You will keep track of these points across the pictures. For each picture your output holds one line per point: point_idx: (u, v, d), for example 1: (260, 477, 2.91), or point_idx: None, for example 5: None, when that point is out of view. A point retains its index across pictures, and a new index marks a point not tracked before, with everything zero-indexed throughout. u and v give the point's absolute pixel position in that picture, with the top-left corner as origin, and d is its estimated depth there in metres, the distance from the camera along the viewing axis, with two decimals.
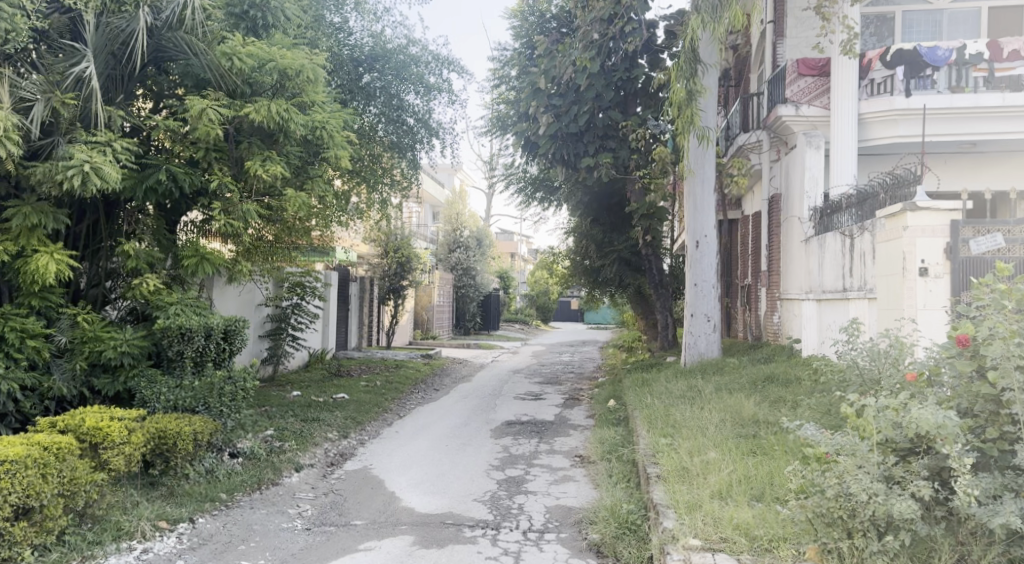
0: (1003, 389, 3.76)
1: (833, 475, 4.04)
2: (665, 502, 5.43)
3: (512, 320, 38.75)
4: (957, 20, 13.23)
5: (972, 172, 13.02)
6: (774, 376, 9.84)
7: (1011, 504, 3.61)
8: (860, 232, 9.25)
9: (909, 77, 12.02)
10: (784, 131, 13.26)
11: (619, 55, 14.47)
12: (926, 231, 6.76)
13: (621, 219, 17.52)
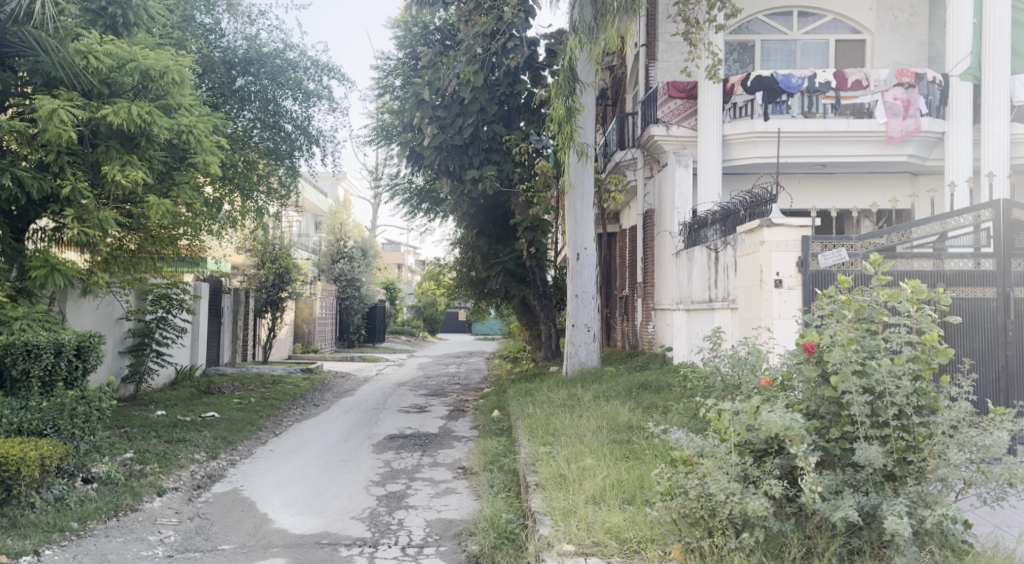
0: (843, 391, 4.07)
1: (695, 477, 4.25)
2: (541, 510, 5.50)
3: (398, 332, 38.32)
4: (808, 50, 14.30)
5: (822, 192, 14.10)
6: (648, 383, 10.22)
7: (850, 498, 3.91)
8: (724, 245, 9.79)
9: (767, 101, 12.84)
10: (656, 149, 13.89)
11: (502, 70, 14.71)
12: (780, 245, 7.25)
13: (505, 231, 17.72)
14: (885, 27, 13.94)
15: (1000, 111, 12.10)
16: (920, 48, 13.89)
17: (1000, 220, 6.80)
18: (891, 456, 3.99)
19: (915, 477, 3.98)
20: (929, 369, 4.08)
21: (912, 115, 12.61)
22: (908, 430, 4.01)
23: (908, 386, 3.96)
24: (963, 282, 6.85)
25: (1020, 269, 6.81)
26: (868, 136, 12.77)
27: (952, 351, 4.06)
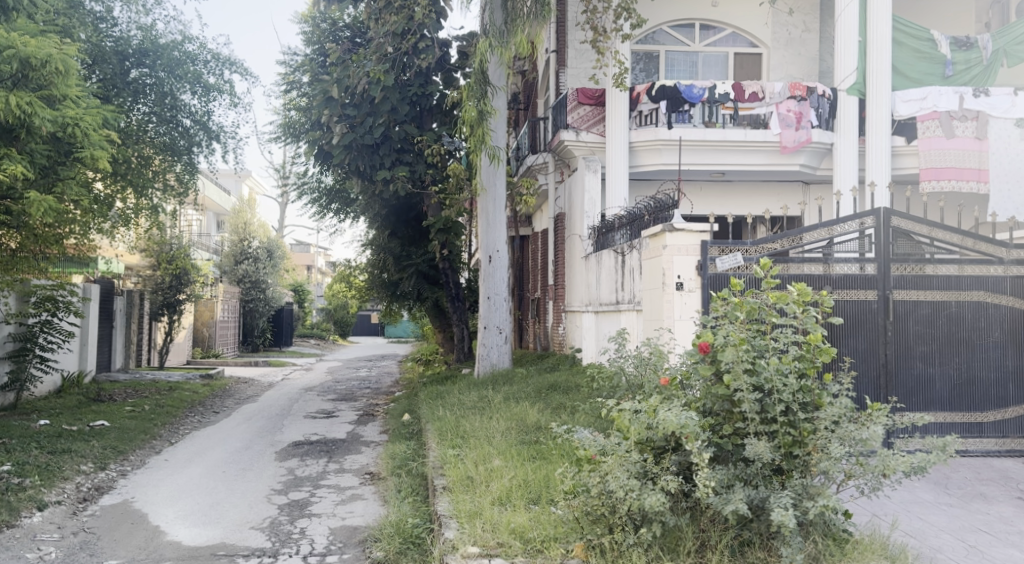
0: (734, 389, 4.23)
1: (597, 476, 4.32)
2: (447, 513, 5.46)
3: (306, 336, 37.37)
4: (709, 62, 14.81)
5: (723, 198, 14.66)
6: (558, 384, 10.35)
7: (740, 492, 4.07)
8: (630, 249, 10.03)
9: (670, 111, 13.27)
10: (566, 154, 14.09)
11: (413, 71, 14.62)
12: (681, 249, 7.45)
13: (417, 233, 17.56)
14: (779, 42, 14.63)
15: (883, 124, 12.85)
16: (811, 63, 14.67)
17: (881, 227, 7.23)
18: (779, 451, 4.17)
19: (800, 470, 4.18)
20: (814, 367, 4.30)
21: (804, 126, 13.25)
22: (794, 425, 4.21)
23: (793, 384, 4.15)
24: (848, 285, 7.25)
25: (899, 272, 7.26)
26: (764, 145, 13.36)
27: (834, 350, 4.29)
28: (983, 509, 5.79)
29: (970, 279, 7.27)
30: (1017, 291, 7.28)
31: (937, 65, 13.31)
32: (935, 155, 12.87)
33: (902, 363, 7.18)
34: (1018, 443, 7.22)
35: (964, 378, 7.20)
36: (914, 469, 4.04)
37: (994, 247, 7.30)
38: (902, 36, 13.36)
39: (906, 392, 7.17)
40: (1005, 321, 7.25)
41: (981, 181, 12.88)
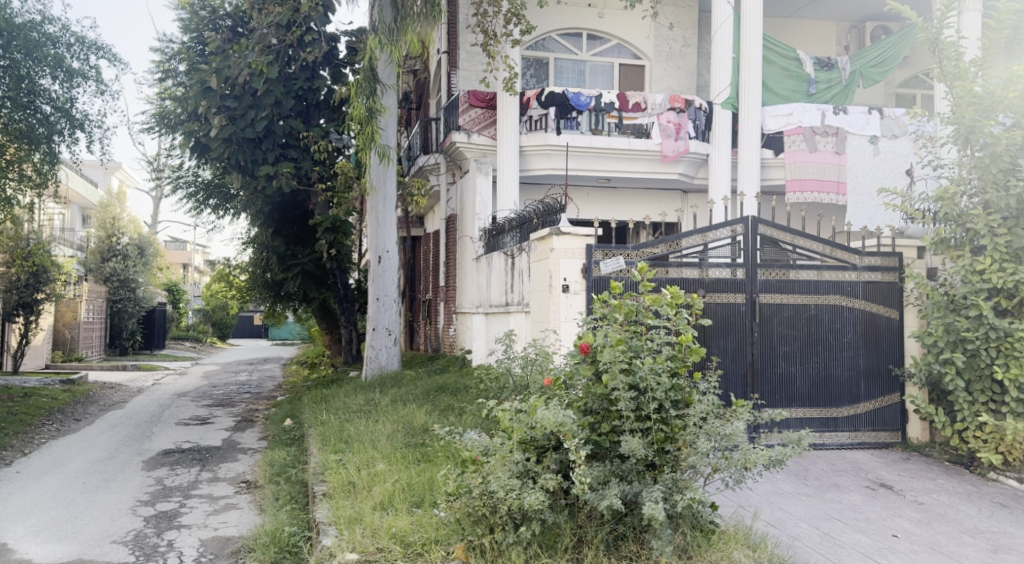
0: (611, 388, 4.35)
1: (478, 476, 4.32)
2: (326, 520, 5.31)
3: (182, 338, 35.51)
4: (596, 71, 15.18)
5: (609, 203, 15.06)
6: (446, 385, 10.32)
7: (615, 487, 4.19)
8: (519, 251, 10.14)
9: (559, 117, 13.51)
10: (457, 156, 14.11)
11: (298, 64, 14.22)
12: (567, 253, 7.55)
13: (303, 232, 17.05)
14: (661, 55, 15.20)
15: (754, 137, 13.61)
16: (690, 77, 15.33)
17: (749, 235, 7.64)
18: (652, 447, 4.32)
19: (671, 465, 4.35)
20: (685, 366, 4.49)
21: (683, 137, 13.86)
22: (666, 422, 4.38)
23: (666, 382, 4.32)
24: (720, 289, 7.60)
25: (765, 277, 7.69)
26: (646, 154, 13.83)
27: (703, 350, 4.49)
28: (837, 498, 6.23)
29: (828, 283, 7.79)
30: (870, 295, 7.84)
31: (803, 83, 14.20)
32: (799, 168, 13.74)
33: (767, 362, 7.62)
34: (869, 436, 7.80)
35: (821, 376, 7.71)
36: (772, 461, 4.30)
37: (849, 254, 7.84)
38: (772, 55, 14.16)
39: (770, 390, 7.62)
40: (858, 323, 7.81)
41: (839, 193, 13.86)
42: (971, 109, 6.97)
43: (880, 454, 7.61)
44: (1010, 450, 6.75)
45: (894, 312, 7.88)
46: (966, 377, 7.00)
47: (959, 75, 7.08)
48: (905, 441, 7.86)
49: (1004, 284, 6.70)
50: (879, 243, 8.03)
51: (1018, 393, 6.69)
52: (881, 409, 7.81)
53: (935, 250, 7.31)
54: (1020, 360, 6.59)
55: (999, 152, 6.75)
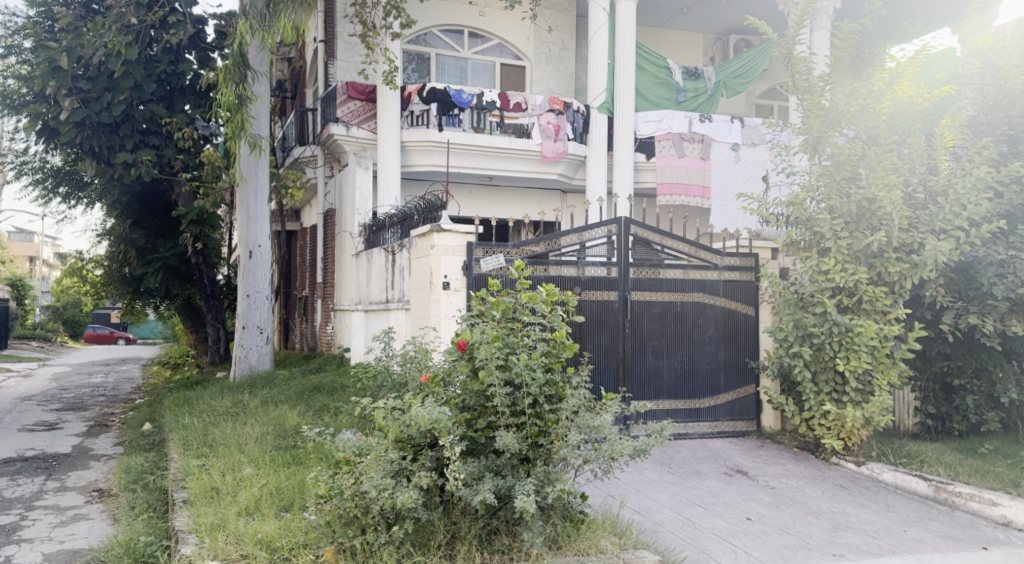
0: (487, 384, 4.37)
1: (350, 477, 4.22)
2: (186, 527, 5.04)
3: (29, 338, 32.79)
4: (478, 70, 15.24)
5: (489, 201, 15.16)
6: (321, 385, 10.07)
7: (489, 482, 4.22)
8: (400, 248, 10.02)
9: (440, 113, 13.46)
10: (336, 149, 13.80)
11: (161, 46, 13.44)
12: (448, 250, 7.46)
13: (167, 224, 16.11)
14: (540, 57, 15.45)
15: (628, 141, 14.07)
16: (568, 79, 15.68)
17: (622, 235, 7.91)
18: (526, 442, 4.38)
19: (544, 458, 4.43)
20: (559, 361, 4.57)
21: (562, 139, 14.15)
22: (540, 416, 4.44)
23: (541, 378, 4.39)
24: (594, 286, 7.82)
25: (636, 275, 7.98)
26: (526, 153, 14.02)
27: (576, 346, 4.60)
28: (697, 485, 6.57)
29: (692, 282, 8.17)
30: (729, 293, 8.31)
31: (672, 91, 14.85)
32: (668, 171, 14.36)
33: (637, 357, 7.92)
34: (728, 425, 8.26)
35: (686, 369, 8.09)
36: (637, 451, 4.48)
37: (711, 254, 8.26)
38: (644, 62, 14.72)
39: (639, 384, 7.92)
40: (720, 319, 8.26)
41: (704, 197, 14.60)
42: (818, 120, 7.52)
43: (737, 442, 8.10)
44: (850, 436, 7.35)
45: (751, 309, 8.38)
46: (812, 369, 7.54)
47: (809, 88, 7.61)
48: (759, 429, 8.39)
49: (846, 283, 7.28)
50: (739, 245, 8.52)
51: (857, 384, 7.30)
52: (738, 400, 8.30)
53: (787, 251, 7.84)
54: (858, 353, 7.19)
55: (842, 161, 7.32)
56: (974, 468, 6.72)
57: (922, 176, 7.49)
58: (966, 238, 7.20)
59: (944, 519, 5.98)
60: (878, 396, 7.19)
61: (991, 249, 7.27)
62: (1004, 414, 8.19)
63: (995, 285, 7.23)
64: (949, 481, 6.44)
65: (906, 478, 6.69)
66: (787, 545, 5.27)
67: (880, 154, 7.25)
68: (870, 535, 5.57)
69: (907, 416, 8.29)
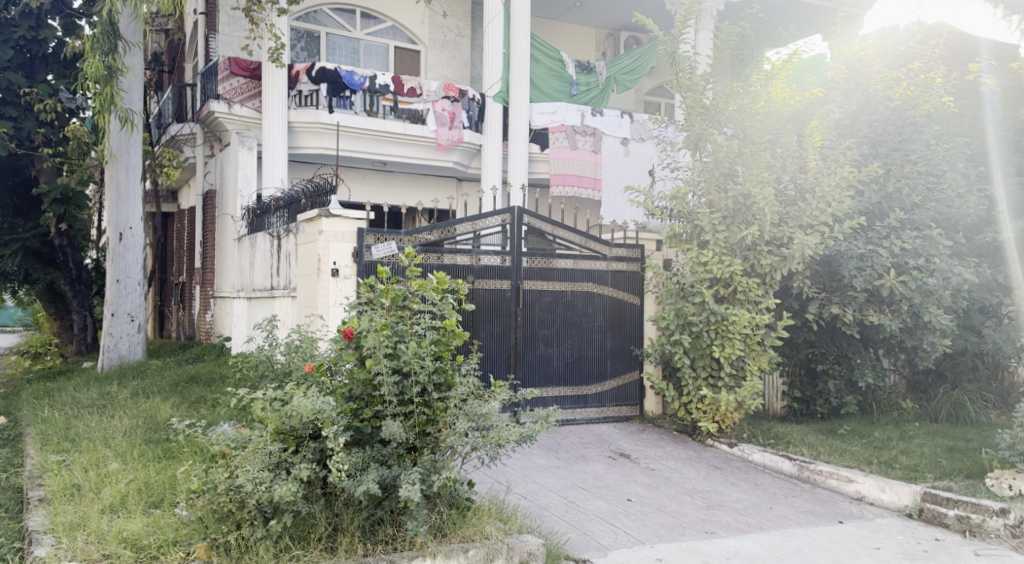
0: (375, 373, 4.29)
1: (225, 471, 4.05)
2: (41, 527, 4.69)
3: None
4: (370, 52, 14.93)
5: (380, 188, 14.86)
6: (198, 375, 9.63)
7: (373, 473, 4.15)
8: (285, 233, 9.68)
9: (330, 94, 13.09)
10: (217, 128, 13.21)
11: (18, 10, 12.52)
12: (337, 235, 7.23)
13: (28, 202, 14.92)
14: (435, 42, 15.29)
15: (522, 131, 14.15)
16: (462, 66, 15.60)
17: (515, 224, 7.96)
18: (413, 430, 4.35)
19: (431, 447, 4.40)
20: (449, 349, 4.57)
21: (456, 126, 14.08)
22: (428, 405, 4.42)
23: (429, 366, 4.35)
24: (486, 275, 7.83)
25: (528, 264, 8.05)
26: (419, 139, 13.86)
27: (466, 334, 4.59)
28: (582, 469, 6.73)
29: (582, 271, 8.33)
30: (616, 283, 8.53)
31: (565, 83, 15.03)
32: (561, 163, 14.55)
33: (528, 345, 8.00)
34: (613, 410, 8.50)
35: (574, 356, 8.26)
36: (523, 437, 4.54)
37: (600, 245, 8.45)
38: (539, 54, 14.84)
39: (528, 371, 8.01)
40: (608, 308, 8.46)
41: (595, 189, 14.88)
42: (699, 118, 7.82)
43: (621, 427, 8.35)
44: (723, 420, 7.77)
45: (636, 298, 8.64)
46: (691, 355, 7.87)
47: (691, 87, 7.89)
48: (642, 414, 8.68)
49: (722, 274, 7.62)
50: (626, 236, 8.75)
51: (731, 369, 7.68)
52: (623, 386, 8.55)
53: (669, 243, 8.12)
54: (732, 341, 7.57)
55: (721, 158, 7.65)
56: (834, 448, 7.20)
57: (793, 174, 7.92)
58: (830, 233, 7.68)
59: (805, 496, 6.38)
60: (750, 381, 7.60)
61: (852, 244, 7.76)
62: (862, 397, 8.82)
63: (854, 277, 7.76)
64: (811, 460, 6.88)
65: (773, 458, 7.09)
66: (663, 525, 5.50)
67: (755, 152, 7.63)
68: (739, 513, 5.88)
69: (776, 400, 8.80)
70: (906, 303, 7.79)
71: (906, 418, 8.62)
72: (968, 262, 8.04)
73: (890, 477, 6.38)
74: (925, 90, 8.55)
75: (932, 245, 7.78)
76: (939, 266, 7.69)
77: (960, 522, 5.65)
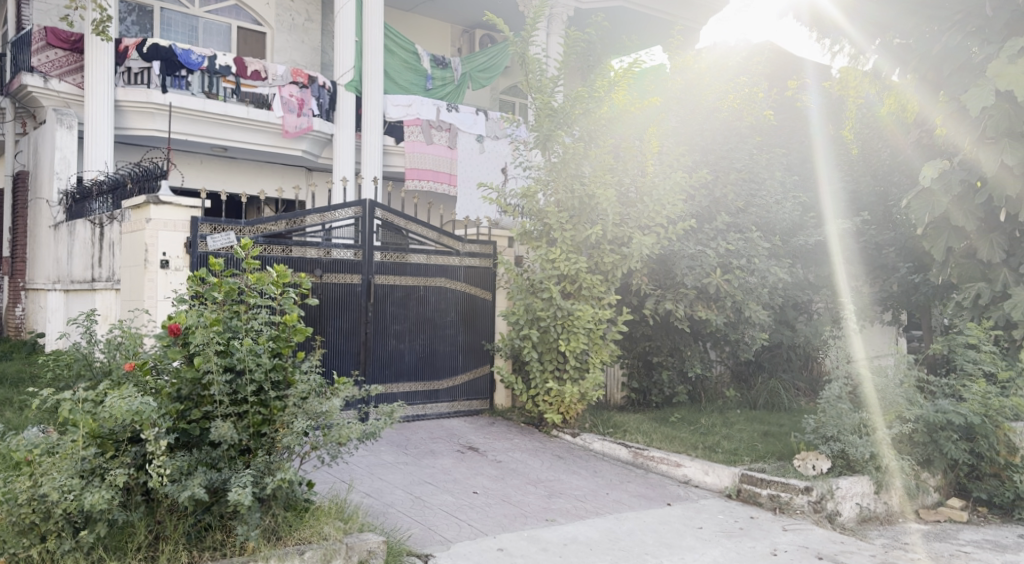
0: (204, 371, 4.06)
1: (27, 479, 3.70)
2: None
3: None
4: (211, 30, 14.15)
5: (221, 176, 14.12)
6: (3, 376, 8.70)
7: (200, 476, 3.94)
8: (109, 221, 8.94)
9: (164, 73, 12.27)
10: (31, 103, 12.05)
11: None
12: (167, 224, 6.78)
13: None
14: (282, 26, 14.71)
15: (376, 122, 13.92)
16: (312, 52, 15.11)
17: (367, 217, 7.83)
18: (247, 431, 4.16)
19: (266, 448, 4.22)
20: (289, 346, 4.40)
21: (305, 113, 13.56)
22: (265, 404, 4.24)
23: (266, 364, 4.18)
24: (335, 269, 7.64)
25: (379, 259, 7.94)
26: (264, 126, 13.28)
27: (308, 330, 4.45)
28: (430, 463, 6.73)
29: (434, 267, 8.30)
30: (469, 278, 8.59)
31: (420, 77, 14.93)
32: (417, 157, 14.48)
33: (378, 341, 7.89)
34: (464, 404, 8.55)
35: (426, 352, 8.23)
36: (366, 435, 4.44)
37: (453, 241, 8.48)
38: (393, 45, 14.64)
39: (377, 367, 7.89)
40: (459, 304, 8.50)
41: (451, 184, 14.92)
42: (547, 119, 8.01)
43: (470, 421, 8.42)
44: (568, 411, 8.04)
45: (487, 293, 8.73)
46: (539, 349, 8.05)
47: (540, 88, 8.10)
48: (492, 408, 8.81)
49: (569, 271, 7.85)
50: (478, 232, 8.81)
51: (575, 362, 7.96)
52: (474, 380, 8.63)
53: (520, 241, 8.27)
54: (577, 335, 7.84)
55: (568, 159, 7.93)
56: (664, 435, 7.65)
57: (634, 176, 8.32)
58: (665, 234, 8.15)
59: (639, 480, 6.74)
60: (592, 373, 7.94)
61: (684, 244, 8.25)
62: (691, 387, 9.43)
63: (685, 276, 8.28)
64: (645, 447, 7.28)
65: (611, 446, 7.44)
66: (507, 515, 5.62)
67: (599, 155, 7.98)
68: (579, 499, 6.11)
69: (616, 391, 9.22)
70: (730, 300, 8.39)
71: (728, 406, 9.28)
72: (784, 263, 8.78)
73: (713, 461, 6.86)
74: (750, 104, 9.29)
75: (752, 247, 8.47)
76: (758, 266, 8.35)
77: (772, 500, 6.17)
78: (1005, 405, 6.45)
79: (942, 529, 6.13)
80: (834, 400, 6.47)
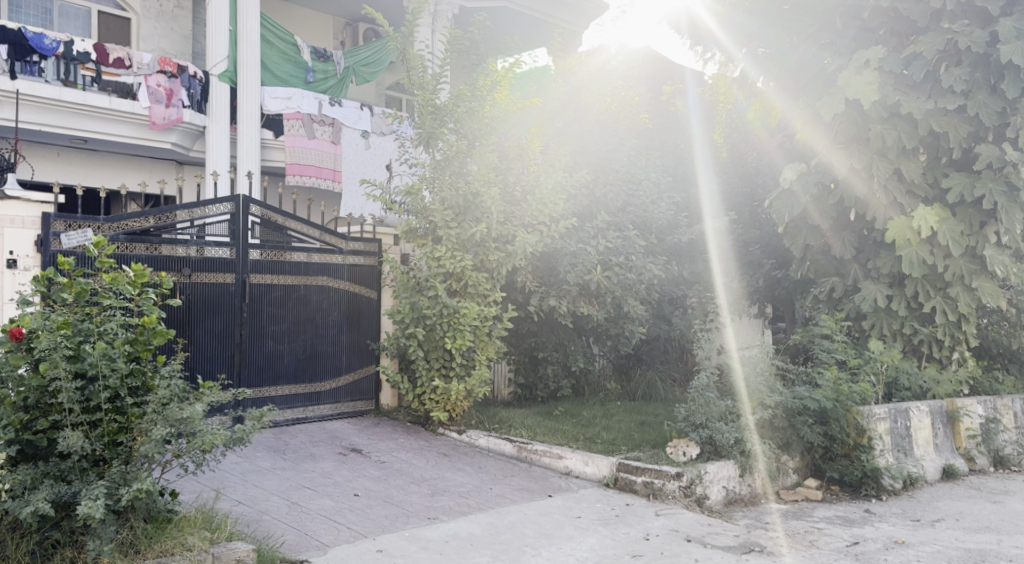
0: (50, 378, 3.80)
1: None
2: None
3: None
4: (66, 14, 13.30)
5: (82, 170, 13.24)
6: None
7: (45, 490, 3.68)
8: None
9: (13, 58, 11.34)
10: None
11: None
12: (13, 221, 6.27)
13: None
14: (149, 12, 13.89)
15: (253, 116, 13.42)
16: (182, 41, 14.37)
17: (242, 213, 7.53)
18: (100, 441, 3.92)
19: (122, 458, 3.98)
20: (147, 350, 4.16)
21: (175, 104, 12.87)
22: (120, 411, 4.02)
23: (121, 369, 3.94)
24: (207, 269, 7.30)
25: (256, 257, 7.67)
26: (128, 117, 12.53)
27: (169, 332, 4.23)
28: (310, 468, 6.56)
29: (316, 265, 8.11)
30: (353, 277, 8.42)
31: (300, 70, 14.52)
32: (298, 152, 14.06)
33: (253, 343, 7.61)
34: (348, 406, 8.40)
35: (307, 354, 8.02)
36: (233, 440, 4.25)
37: (337, 239, 8.30)
38: (270, 36, 14.18)
39: (254, 370, 7.62)
40: (342, 303, 8.32)
41: (336, 181, 14.60)
42: (430, 117, 7.94)
43: (354, 422, 8.28)
44: (453, 409, 8.05)
45: (373, 292, 8.61)
46: (424, 348, 8.00)
47: (423, 85, 8.00)
48: (377, 408, 8.69)
49: (454, 269, 7.80)
50: (363, 230, 8.65)
51: (461, 359, 7.97)
52: (358, 381, 8.49)
53: (406, 238, 8.15)
54: (463, 333, 7.85)
55: (451, 157, 7.90)
56: (548, 428, 7.80)
57: (518, 176, 8.41)
58: (548, 232, 8.29)
59: (522, 474, 6.83)
60: (478, 370, 7.97)
61: (566, 242, 8.41)
62: (575, 380, 9.64)
63: (567, 273, 8.42)
64: (529, 441, 7.38)
65: (495, 441, 7.49)
66: (388, 515, 5.57)
67: (482, 154, 7.99)
68: (461, 496, 6.12)
69: (503, 386, 9.25)
70: (609, 295, 8.70)
71: (609, 398, 9.58)
72: (659, 260, 9.13)
73: (592, 452, 7.05)
74: (625, 107, 9.63)
75: (630, 244, 8.79)
76: (636, 263, 8.71)
77: (646, 487, 6.40)
78: (854, 390, 6.93)
79: (800, 508, 6.54)
80: (703, 390, 6.81)
